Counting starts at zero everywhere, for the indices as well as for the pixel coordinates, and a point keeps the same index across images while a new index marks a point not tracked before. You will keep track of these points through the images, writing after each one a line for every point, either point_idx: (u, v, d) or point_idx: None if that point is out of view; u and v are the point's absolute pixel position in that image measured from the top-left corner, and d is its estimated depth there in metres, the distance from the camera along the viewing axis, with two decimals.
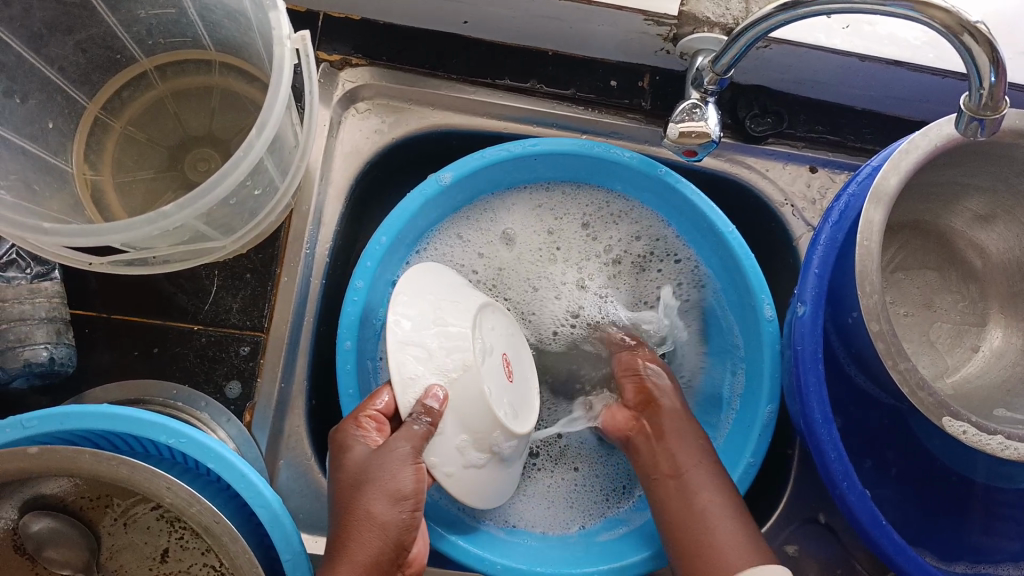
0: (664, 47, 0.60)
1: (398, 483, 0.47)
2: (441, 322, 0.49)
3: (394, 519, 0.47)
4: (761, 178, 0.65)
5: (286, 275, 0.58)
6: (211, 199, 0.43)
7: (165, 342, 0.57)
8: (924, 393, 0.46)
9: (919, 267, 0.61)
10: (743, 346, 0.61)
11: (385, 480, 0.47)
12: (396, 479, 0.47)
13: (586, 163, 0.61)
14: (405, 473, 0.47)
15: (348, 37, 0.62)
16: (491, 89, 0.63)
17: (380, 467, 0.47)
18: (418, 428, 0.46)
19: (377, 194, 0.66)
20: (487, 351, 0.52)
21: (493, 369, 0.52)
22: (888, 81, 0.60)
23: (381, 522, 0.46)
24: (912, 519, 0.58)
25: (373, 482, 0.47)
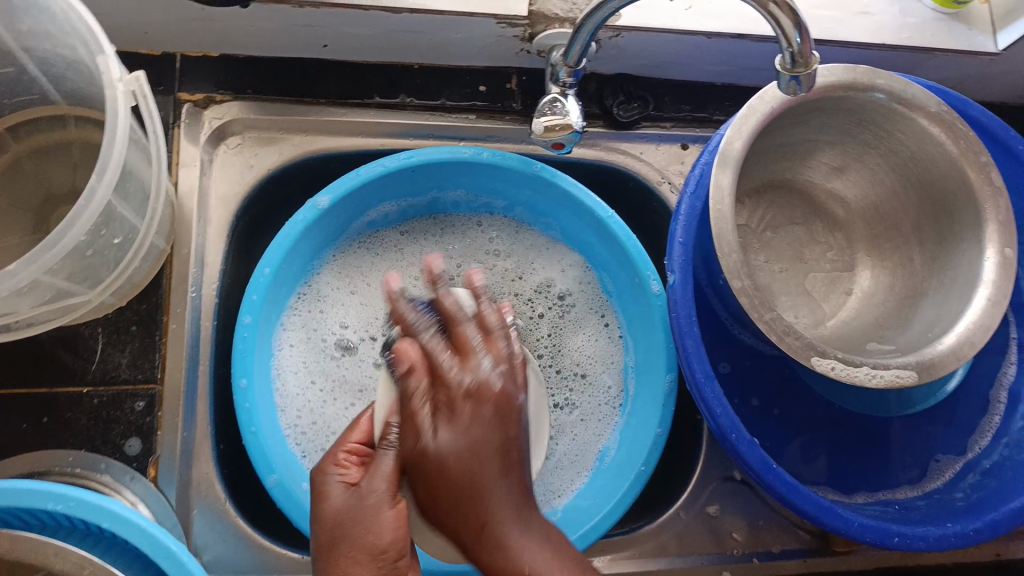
0: (523, 46, 0.62)
1: (378, 536, 0.41)
2: None
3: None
4: (636, 161, 0.67)
5: (174, 321, 0.57)
6: (59, 248, 0.42)
7: (55, 410, 0.55)
8: (791, 338, 0.49)
9: (787, 223, 0.64)
10: (640, 323, 0.63)
11: (359, 533, 0.41)
12: (379, 527, 0.41)
13: (463, 170, 0.63)
14: (379, 517, 0.41)
15: (208, 75, 0.62)
16: (362, 108, 0.63)
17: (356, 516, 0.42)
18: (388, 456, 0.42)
19: (261, 226, 0.66)
20: None
21: None
22: (737, 54, 0.64)
23: None
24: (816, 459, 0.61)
25: (352, 541, 0.41)
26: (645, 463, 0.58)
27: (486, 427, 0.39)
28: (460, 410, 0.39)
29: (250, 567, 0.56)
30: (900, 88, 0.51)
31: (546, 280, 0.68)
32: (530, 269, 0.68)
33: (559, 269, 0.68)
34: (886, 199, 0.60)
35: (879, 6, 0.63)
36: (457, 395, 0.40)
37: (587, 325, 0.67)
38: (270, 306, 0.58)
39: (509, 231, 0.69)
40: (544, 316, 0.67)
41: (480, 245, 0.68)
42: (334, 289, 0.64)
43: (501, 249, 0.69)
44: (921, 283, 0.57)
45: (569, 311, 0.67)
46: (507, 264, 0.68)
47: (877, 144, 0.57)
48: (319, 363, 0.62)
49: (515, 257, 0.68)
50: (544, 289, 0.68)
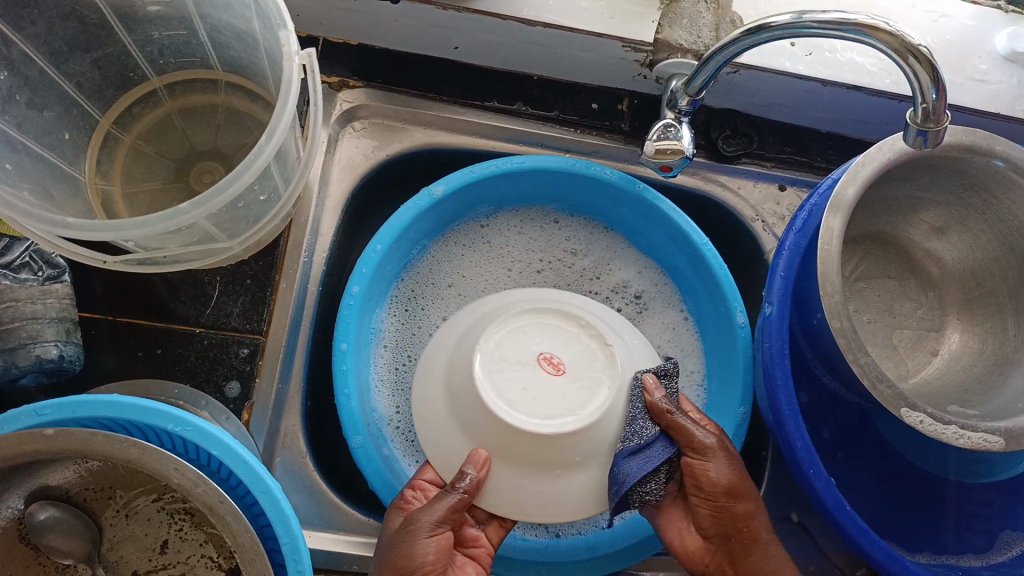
0: (642, 71, 0.65)
1: (413, 556, 0.48)
2: (504, 373, 0.51)
3: None
4: (733, 195, 0.69)
5: (285, 282, 0.61)
6: (220, 198, 0.46)
7: (168, 345, 0.59)
8: (882, 385, 0.49)
9: (879, 275, 0.65)
10: (719, 352, 0.64)
11: (397, 556, 0.48)
12: (412, 550, 0.48)
13: (570, 181, 0.65)
14: (418, 544, 0.48)
15: (346, 61, 0.66)
16: (480, 110, 0.67)
17: (401, 537, 0.49)
18: (448, 496, 0.48)
19: (371, 206, 0.70)
20: (506, 382, 0.50)
21: (529, 387, 0.50)
22: (848, 104, 0.65)
23: None
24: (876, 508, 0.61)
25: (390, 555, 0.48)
26: None
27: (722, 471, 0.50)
28: (709, 471, 0.50)
29: (319, 521, 0.59)
30: (1018, 157, 0.52)
31: (620, 280, 0.70)
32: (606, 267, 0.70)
33: (634, 269, 0.70)
34: (985, 264, 0.60)
35: (997, 75, 0.64)
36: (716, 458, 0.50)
37: (665, 322, 0.69)
38: (374, 283, 0.61)
39: (588, 236, 0.70)
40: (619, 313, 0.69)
41: (565, 245, 0.70)
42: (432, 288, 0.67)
43: (577, 250, 0.70)
44: (1010, 352, 0.57)
45: (644, 310, 0.69)
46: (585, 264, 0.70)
47: (984, 210, 0.57)
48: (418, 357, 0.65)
49: (592, 256, 0.70)
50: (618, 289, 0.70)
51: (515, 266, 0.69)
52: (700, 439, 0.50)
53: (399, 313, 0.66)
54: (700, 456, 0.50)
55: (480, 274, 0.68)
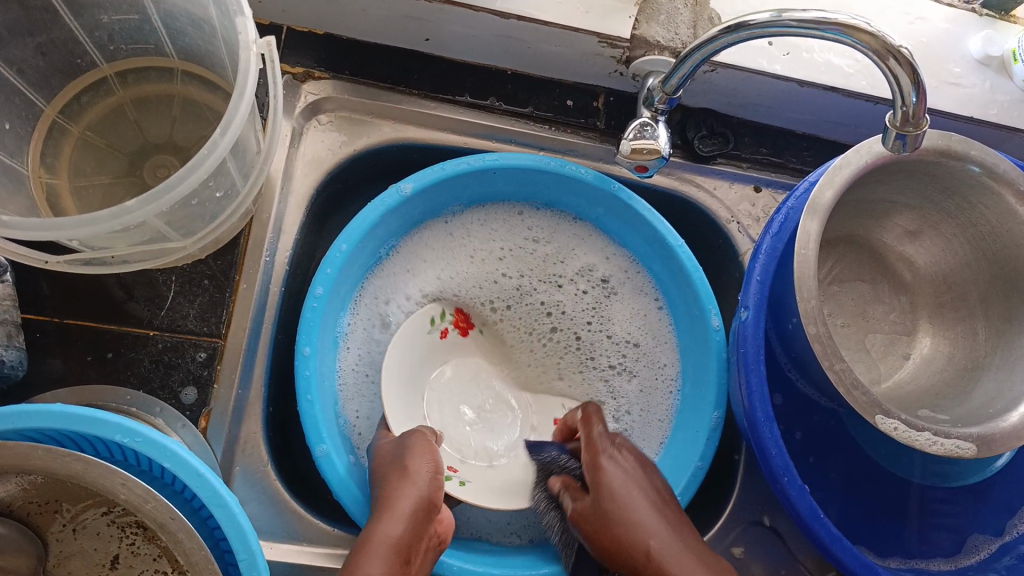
0: (618, 68, 0.63)
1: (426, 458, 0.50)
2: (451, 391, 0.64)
3: (426, 477, 0.49)
4: (708, 196, 0.68)
5: (245, 282, 0.58)
6: (170, 197, 0.43)
7: (119, 348, 0.56)
8: (857, 392, 0.49)
9: (854, 279, 0.65)
10: (693, 355, 0.63)
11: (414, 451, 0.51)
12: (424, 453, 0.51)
13: (543, 179, 0.64)
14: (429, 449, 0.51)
15: (312, 52, 0.63)
16: (452, 105, 0.65)
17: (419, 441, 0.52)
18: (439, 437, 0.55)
19: (337, 203, 0.67)
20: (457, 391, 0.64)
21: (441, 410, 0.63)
22: (823, 106, 0.65)
23: (414, 476, 0.49)
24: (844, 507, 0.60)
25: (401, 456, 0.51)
26: (681, 494, 0.58)
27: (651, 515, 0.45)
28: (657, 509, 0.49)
29: (280, 533, 0.56)
30: (993, 162, 0.52)
31: (585, 261, 0.68)
32: (571, 248, 0.68)
33: (603, 252, 0.68)
34: (958, 269, 0.60)
35: (971, 79, 0.64)
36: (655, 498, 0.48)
37: (636, 304, 0.67)
38: (340, 284, 0.59)
39: (556, 218, 0.68)
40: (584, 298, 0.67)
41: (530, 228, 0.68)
42: (396, 280, 0.65)
43: (542, 235, 0.68)
44: (982, 357, 0.57)
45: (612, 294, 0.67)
46: (549, 246, 0.68)
47: (958, 214, 0.57)
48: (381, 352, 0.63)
49: (554, 242, 0.68)
50: (584, 273, 0.68)
51: (477, 254, 0.67)
52: (609, 442, 0.51)
53: (364, 314, 0.63)
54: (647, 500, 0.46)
55: (439, 262, 0.66)
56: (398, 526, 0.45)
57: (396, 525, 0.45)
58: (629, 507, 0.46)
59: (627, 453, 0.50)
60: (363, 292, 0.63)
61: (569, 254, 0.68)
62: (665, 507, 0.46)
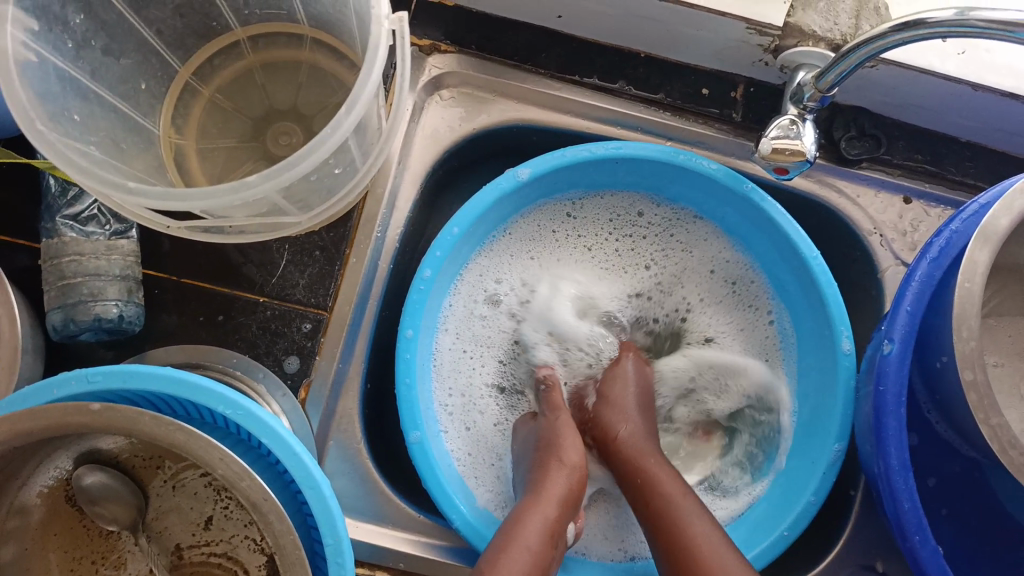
0: (764, 57, 0.58)
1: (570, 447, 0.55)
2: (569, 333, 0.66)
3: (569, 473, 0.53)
4: (850, 204, 0.62)
5: (355, 256, 0.58)
6: (290, 176, 0.42)
7: (230, 311, 0.57)
8: (1014, 451, 0.43)
9: (1015, 314, 0.57)
10: (815, 378, 0.58)
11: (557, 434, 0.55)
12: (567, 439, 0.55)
13: (669, 172, 0.59)
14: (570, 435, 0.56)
15: (439, 23, 0.61)
16: (578, 87, 0.61)
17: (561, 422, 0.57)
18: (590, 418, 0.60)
19: (452, 182, 0.65)
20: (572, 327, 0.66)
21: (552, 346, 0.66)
22: (999, 115, 0.57)
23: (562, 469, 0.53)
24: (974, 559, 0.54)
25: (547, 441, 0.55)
26: (790, 529, 0.54)
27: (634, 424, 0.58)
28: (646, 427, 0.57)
29: (368, 511, 0.56)
30: None
31: (694, 266, 0.64)
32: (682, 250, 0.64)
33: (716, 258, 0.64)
34: None
35: None
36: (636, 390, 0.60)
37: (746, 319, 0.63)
38: (447, 266, 0.57)
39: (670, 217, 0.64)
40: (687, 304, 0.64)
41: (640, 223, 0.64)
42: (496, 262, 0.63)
43: (650, 231, 0.64)
44: None
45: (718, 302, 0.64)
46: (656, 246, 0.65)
47: None
48: (473, 335, 0.62)
49: (663, 240, 0.64)
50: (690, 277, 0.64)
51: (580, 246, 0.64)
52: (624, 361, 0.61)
53: (463, 298, 0.61)
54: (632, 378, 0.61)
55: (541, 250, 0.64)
56: (538, 520, 0.50)
57: (537, 518, 0.50)
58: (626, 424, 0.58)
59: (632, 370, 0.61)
60: (467, 274, 0.61)
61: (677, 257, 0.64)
62: (649, 418, 0.59)
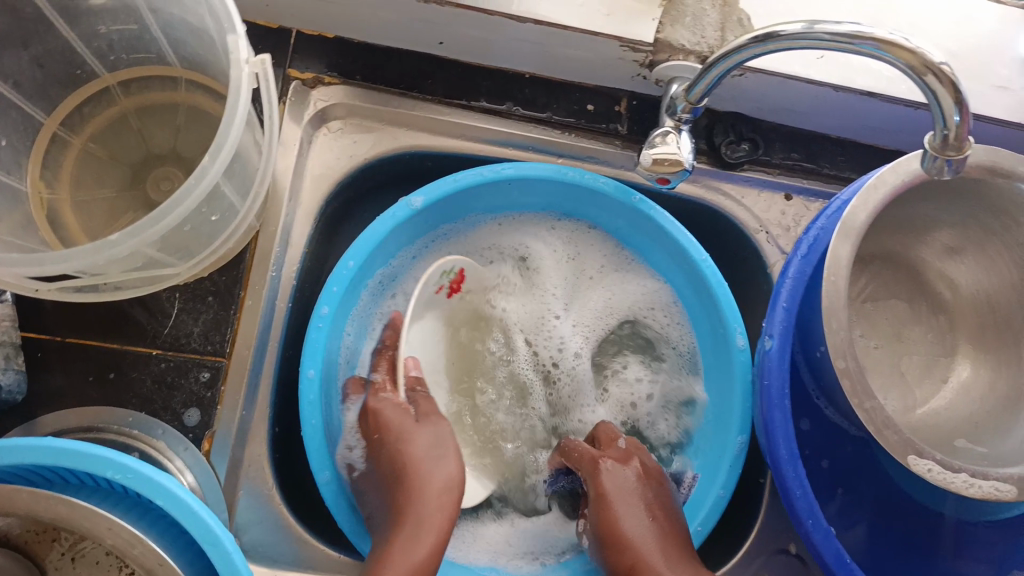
0: (642, 72, 0.60)
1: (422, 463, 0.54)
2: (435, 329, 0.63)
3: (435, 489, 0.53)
4: (736, 205, 0.64)
5: (250, 298, 0.57)
6: (159, 228, 0.42)
7: (121, 367, 0.55)
8: (888, 431, 0.47)
9: (889, 298, 0.61)
10: (715, 375, 0.60)
11: (411, 446, 0.55)
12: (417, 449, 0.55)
13: (560, 190, 0.61)
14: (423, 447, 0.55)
15: (320, 56, 0.61)
16: (466, 111, 0.62)
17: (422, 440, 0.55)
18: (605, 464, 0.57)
19: (348, 212, 0.65)
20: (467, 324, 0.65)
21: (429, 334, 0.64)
22: (860, 112, 0.61)
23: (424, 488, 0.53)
24: (872, 531, 0.57)
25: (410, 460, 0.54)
26: (702, 525, 0.56)
27: (643, 527, 0.54)
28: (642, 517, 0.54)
29: (284, 559, 0.55)
30: None
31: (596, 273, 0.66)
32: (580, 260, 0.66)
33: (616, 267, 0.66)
34: (1002, 290, 0.55)
35: (1020, 83, 0.60)
36: (630, 473, 0.57)
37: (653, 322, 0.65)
38: (346, 300, 0.57)
39: (567, 232, 0.65)
40: (593, 311, 0.66)
41: (542, 237, 0.65)
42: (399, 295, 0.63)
43: (547, 247, 0.66)
44: None
45: (623, 310, 0.66)
46: (559, 259, 0.66)
47: (1003, 234, 0.53)
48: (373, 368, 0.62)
49: (562, 254, 0.66)
50: (594, 286, 0.66)
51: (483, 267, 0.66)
52: (613, 460, 0.57)
53: (364, 332, 0.61)
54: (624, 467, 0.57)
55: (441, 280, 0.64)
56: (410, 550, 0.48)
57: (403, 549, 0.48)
58: (625, 519, 0.54)
59: (631, 471, 0.57)
60: (367, 306, 0.61)
61: (578, 265, 0.66)
62: (665, 523, 0.54)
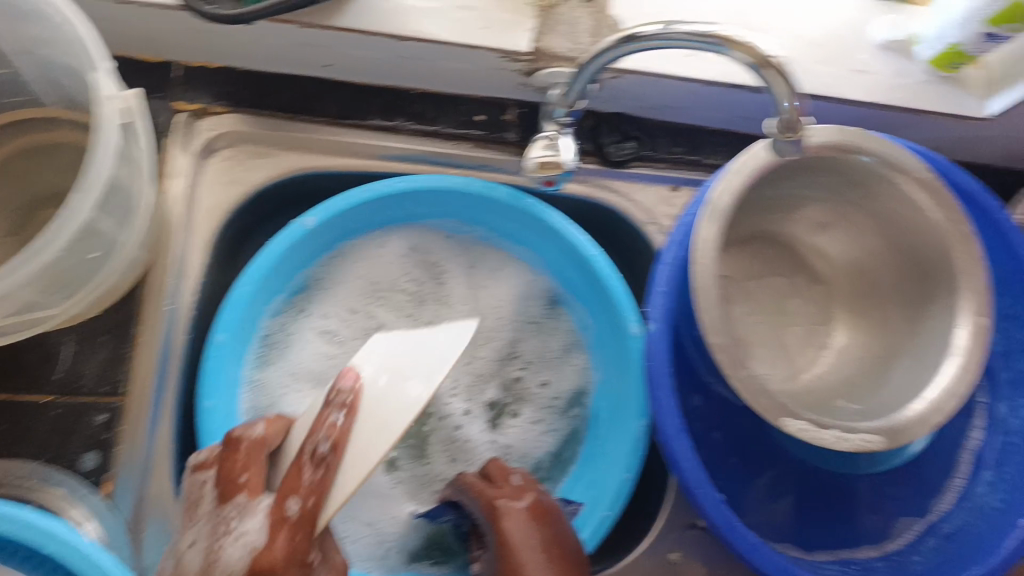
0: (523, 80, 0.62)
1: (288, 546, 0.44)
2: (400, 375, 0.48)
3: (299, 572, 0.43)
4: (627, 203, 0.67)
5: (146, 333, 0.57)
6: (38, 262, 0.43)
7: (15, 417, 0.55)
8: (762, 398, 0.49)
9: (770, 274, 0.64)
10: (615, 364, 0.64)
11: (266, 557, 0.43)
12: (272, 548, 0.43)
13: (454, 200, 0.63)
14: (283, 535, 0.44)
15: (206, 87, 0.62)
16: (357, 129, 0.63)
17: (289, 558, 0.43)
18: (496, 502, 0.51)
19: (247, 237, 0.66)
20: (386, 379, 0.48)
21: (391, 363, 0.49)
22: (732, 103, 0.64)
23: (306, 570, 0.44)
24: (783, 497, 0.62)
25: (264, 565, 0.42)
26: (610, 509, 0.58)
27: (540, 568, 0.47)
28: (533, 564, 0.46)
29: None
30: (887, 152, 0.51)
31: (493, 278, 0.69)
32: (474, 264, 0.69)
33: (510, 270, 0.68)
34: (868, 257, 0.60)
35: (878, 65, 0.64)
36: (519, 506, 0.51)
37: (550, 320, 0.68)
38: (247, 324, 0.58)
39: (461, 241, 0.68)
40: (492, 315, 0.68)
41: (435, 246, 0.68)
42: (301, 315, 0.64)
43: (442, 257, 0.68)
44: (899, 348, 0.57)
45: (523, 310, 0.69)
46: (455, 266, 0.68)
47: (863, 204, 0.57)
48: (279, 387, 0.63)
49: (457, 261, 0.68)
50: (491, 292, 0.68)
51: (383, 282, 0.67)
52: (510, 499, 0.51)
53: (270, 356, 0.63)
54: (514, 498, 0.51)
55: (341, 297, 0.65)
56: None
57: None
58: (526, 567, 0.46)
59: (524, 510, 0.51)
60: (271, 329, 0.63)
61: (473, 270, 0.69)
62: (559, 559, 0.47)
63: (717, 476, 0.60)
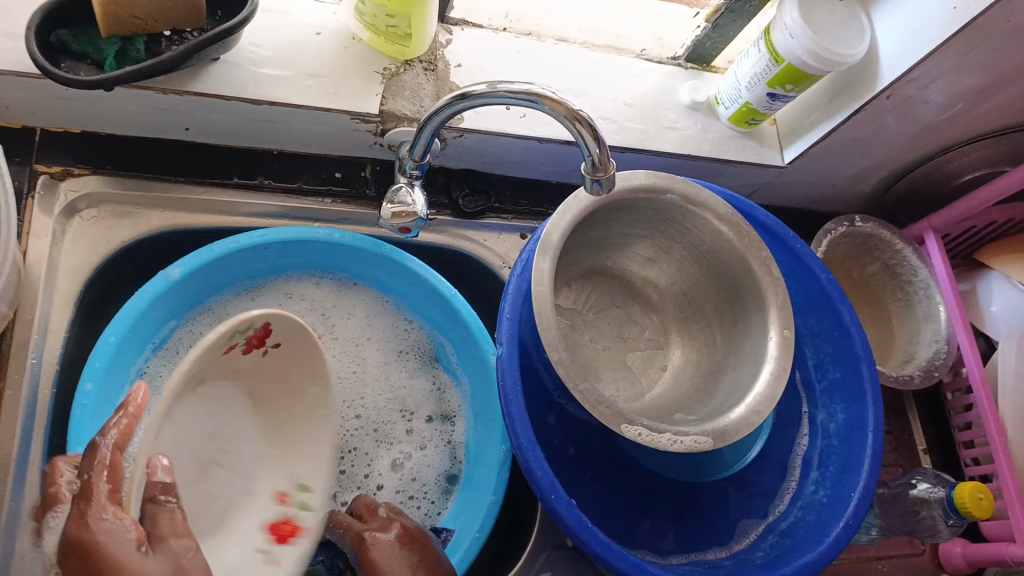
0: (376, 140, 0.68)
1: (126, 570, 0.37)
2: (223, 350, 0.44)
3: None
4: (481, 248, 0.74)
5: (10, 389, 0.57)
6: None
7: None
8: (602, 406, 0.55)
9: (608, 305, 0.72)
10: (480, 394, 0.69)
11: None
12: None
13: (320, 249, 0.67)
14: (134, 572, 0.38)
15: (67, 151, 0.64)
16: (220, 188, 0.67)
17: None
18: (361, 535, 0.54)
19: (109, 297, 0.67)
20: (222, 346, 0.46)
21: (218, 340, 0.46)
22: (565, 157, 0.73)
23: None
24: (637, 512, 0.67)
25: None
26: (480, 531, 0.61)
27: None
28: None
29: None
30: (689, 190, 0.61)
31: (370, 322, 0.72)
32: (354, 310, 0.72)
33: (384, 315, 0.73)
34: (691, 286, 0.69)
35: (686, 123, 0.75)
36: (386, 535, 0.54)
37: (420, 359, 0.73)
38: (110, 377, 0.59)
39: (339, 288, 0.72)
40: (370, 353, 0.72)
41: (315, 292, 0.71)
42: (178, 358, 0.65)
43: (323, 303, 0.71)
44: (723, 361, 0.65)
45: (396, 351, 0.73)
46: (336, 310, 0.71)
47: (680, 239, 0.66)
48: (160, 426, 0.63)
49: (337, 306, 0.72)
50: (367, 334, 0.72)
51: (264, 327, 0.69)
52: (377, 531, 0.54)
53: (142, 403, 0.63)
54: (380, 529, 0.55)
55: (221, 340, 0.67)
56: None
57: None
58: None
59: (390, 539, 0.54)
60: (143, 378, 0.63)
61: (354, 314, 0.72)
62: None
63: (574, 488, 0.65)
